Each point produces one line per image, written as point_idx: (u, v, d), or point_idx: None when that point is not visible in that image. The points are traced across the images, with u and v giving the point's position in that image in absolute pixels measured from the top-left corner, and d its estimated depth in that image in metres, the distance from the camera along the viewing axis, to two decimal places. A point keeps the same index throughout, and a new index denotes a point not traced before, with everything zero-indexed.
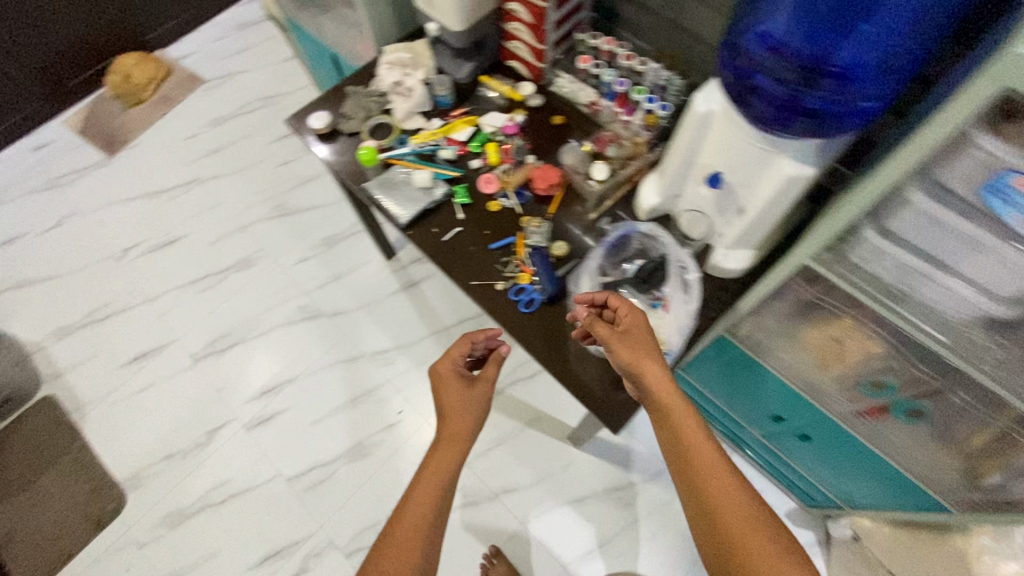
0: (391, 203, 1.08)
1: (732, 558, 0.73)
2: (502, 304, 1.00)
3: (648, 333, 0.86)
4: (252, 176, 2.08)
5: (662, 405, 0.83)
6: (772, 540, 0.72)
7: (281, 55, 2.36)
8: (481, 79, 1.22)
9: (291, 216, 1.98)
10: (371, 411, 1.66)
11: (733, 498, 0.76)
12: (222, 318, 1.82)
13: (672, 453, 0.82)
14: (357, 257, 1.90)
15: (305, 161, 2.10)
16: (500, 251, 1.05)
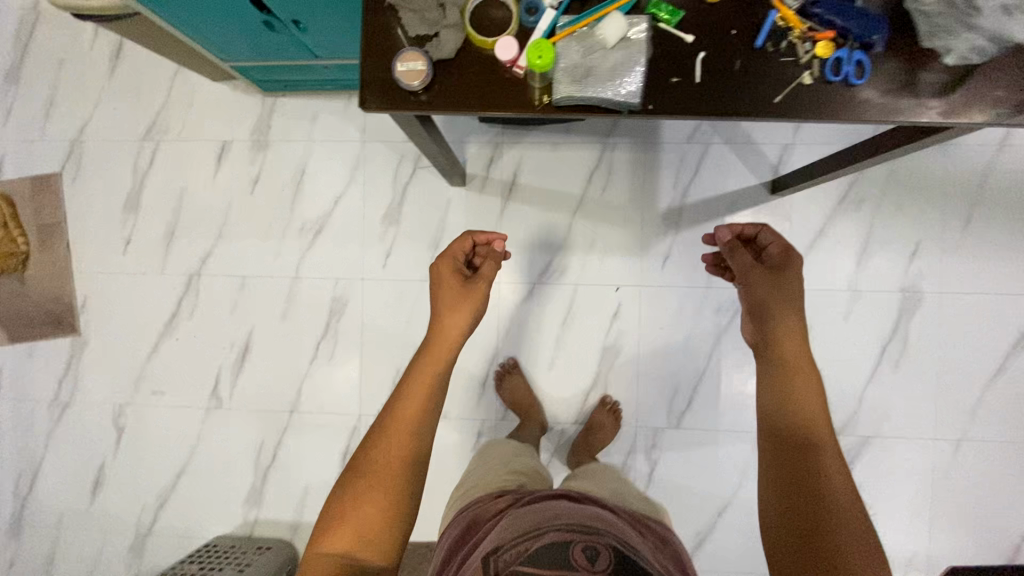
0: (614, 94, 0.75)
1: (805, 523, 0.75)
2: (831, 100, 0.76)
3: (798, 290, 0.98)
4: (242, 226, 1.60)
5: (792, 389, 0.88)
6: (859, 531, 0.73)
7: (102, 70, 1.63)
8: None
9: (329, 229, 1.58)
10: (588, 320, 1.54)
11: (838, 490, 0.77)
12: (376, 366, 1.58)
13: (798, 450, 0.82)
14: (433, 204, 1.56)
15: (274, 163, 1.59)
16: (773, 44, 0.76)
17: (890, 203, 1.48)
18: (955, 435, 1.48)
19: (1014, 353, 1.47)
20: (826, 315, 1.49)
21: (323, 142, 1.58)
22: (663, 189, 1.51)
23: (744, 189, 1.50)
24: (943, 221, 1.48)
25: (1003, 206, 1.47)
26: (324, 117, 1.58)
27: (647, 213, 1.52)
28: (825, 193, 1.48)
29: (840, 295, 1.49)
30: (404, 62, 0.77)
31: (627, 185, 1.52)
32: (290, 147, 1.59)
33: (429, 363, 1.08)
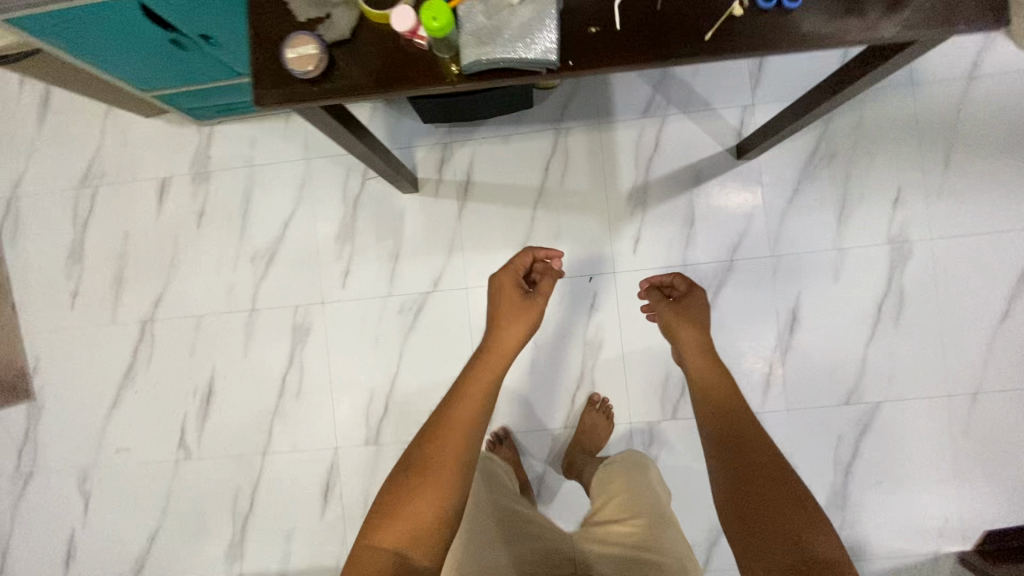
0: (528, 53, 0.68)
1: (779, 525, 0.79)
2: (767, 27, 0.68)
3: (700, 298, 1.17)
4: (192, 263, 1.53)
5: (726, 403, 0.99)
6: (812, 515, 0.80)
7: (30, 122, 1.57)
8: None
9: (281, 255, 1.50)
10: (565, 316, 1.45)
11: (760, 447, 0.90)
12: (348, 393, 1.48)
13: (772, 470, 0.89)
14: (387, 215, 1.48)
15: (217, 194, 1.52)
16: None
17: (864, 153, 1.40)
18: (970, 388, 1.38)
19: (1019, 292, 1.37)
20: (814, 278, 1.40)
21: (265, 166, 1.51)
22: (625, 168, 1.44)
23: (710, 158, 1.42)
24: (921, 165, 1.40)
25: (982, 142, 1.39)
26: (263, 139, 1.51)
27: (612, 196, 1.44)
28: (794, 150, 1.41)
29: (826, 255, 1.40)
30: (293, 48, 0.69)
31: (586, 168, 1.44)
32: (233, 175, 1.52)
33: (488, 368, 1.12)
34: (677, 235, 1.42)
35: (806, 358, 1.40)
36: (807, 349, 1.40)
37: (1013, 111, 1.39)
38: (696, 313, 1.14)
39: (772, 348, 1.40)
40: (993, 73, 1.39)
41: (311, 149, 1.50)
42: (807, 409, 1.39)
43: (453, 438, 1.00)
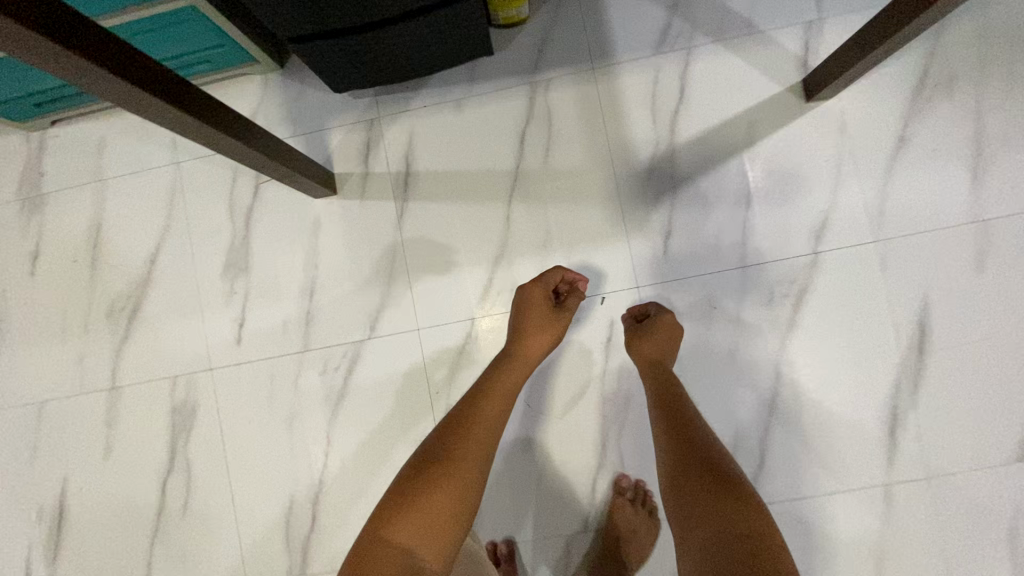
0: None
1: (699, 502, 0.60)
2: None
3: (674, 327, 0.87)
4: (25, 327, 1.06)
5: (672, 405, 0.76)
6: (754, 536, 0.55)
7: None
8: None
9: (148, 304, 1.03)
10: (569, 359, 0.96)
11: (704, 449, 0.67)
12: (256, 501, 1.00)
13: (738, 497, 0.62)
14: (295, 234, 1.01)
15: (56, 225, 1.06)
16: None
17: (999, 72, 0.92)
18: None
19: None
20: (945, 268, 0.91)
21: (119, 179, 1.05)
22: (638, 131, 0.96)
23: (764, 102, 0.94)
24: None
25: None
26: (114, 141, 1.05)
27: (622, 173, 0.96)
28: (891, 80, 0.93)
29: (959, 232, 0.91)
30: None
31: (580, 136, 0.97)
32: (75, 197, 1.06)
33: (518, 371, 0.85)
34: (727, 222, 0.94)
35: (947, 392, 0.90)
36: (948, 379, 0.90)
37: None
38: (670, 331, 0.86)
39: (893, 382, 0.91)
40: None
41: (182, 149, 1.04)
42: (960, 474, 0.89)
43: (482, 432, 0.75)
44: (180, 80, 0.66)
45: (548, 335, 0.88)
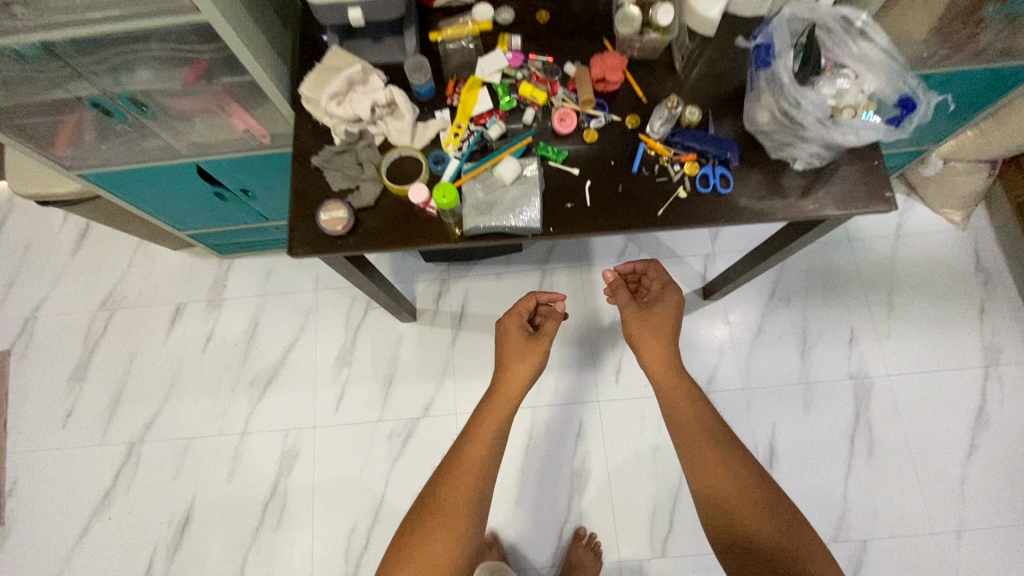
0: (516, 221, 0.84)
1: (761, 528, 0.78)
2: (706, 209, 0.85)
3: (667, 309, 0.99)
4: (191, 386, 1.58)
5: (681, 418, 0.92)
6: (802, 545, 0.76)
7: (65, 251, 1.72)
8: (433, 39, 0.95)
9: (280, 378, 1.57)
10: (551, 444, 1.48)
11: (741, 471, 0.84)
12: (330, 523, 1.45)
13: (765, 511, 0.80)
14: (384, 344, 1.58)
15: (227, 320, 1.63)
16: (647, 168, 0.87)
17: (817, 297, 1.56)
18: (952, 526, 1.39)
19: (980, 429, 1.46)
20: (786, 410, 1.48)
21: (276, 295, 1.64)
22: (605, 305, 1.58)
23: None
24: (870, 308, 1.55)
25: (920, 289, 1.56)
26: (278, 272, 1.66)
27: (594, 330, 1.57)
28: (755, 293, 1.57)
29: (795, 389, 1.49)
30: (327, 212, 0.85)
31: (569, 304, 1.59)
32: (244, 303, 1.64)
33: (503, 398, 0.99)
34: None
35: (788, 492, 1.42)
36: (789, 483, 1.43)
37: (943, 265, 1.58)
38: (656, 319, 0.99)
39: None
40: (916, 233, 1.61)
41: (321, 282, 1.65)
42: None
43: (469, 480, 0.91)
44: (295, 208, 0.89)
45: (533, 357, 1.03)
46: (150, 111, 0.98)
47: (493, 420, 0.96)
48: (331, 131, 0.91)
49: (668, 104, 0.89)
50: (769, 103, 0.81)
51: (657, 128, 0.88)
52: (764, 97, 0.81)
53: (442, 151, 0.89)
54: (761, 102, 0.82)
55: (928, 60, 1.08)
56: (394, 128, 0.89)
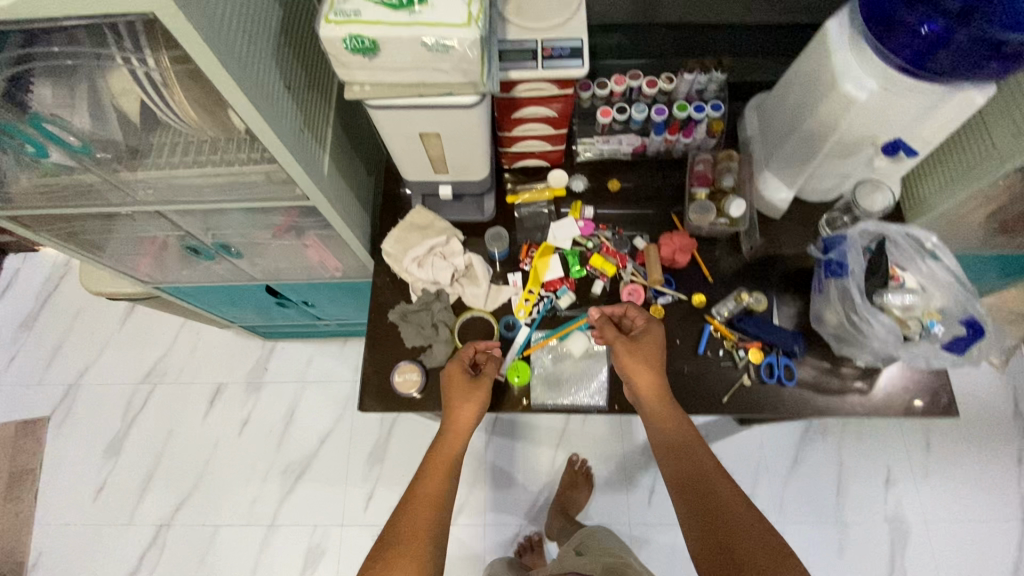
0: (584, 399, 0.86)
1: None
2: (769, 399, 0.87)
3: (656, 341, 0.82)
4: (224, 470, 1.59)
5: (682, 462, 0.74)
6: None
7: (112, 321, 1.76)
8: (509, 201, 1.01)
9: (312, 471, 1.57)
10: None
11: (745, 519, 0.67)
12: None
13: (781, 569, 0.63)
14: (417, 443, 1.59)
15: (265, 405, 1.65)
16: (712, 351, 0.90)
17: (853, 430, 1.56)
18: None
19: None
20: (818, 549, 1.46)
21: (315, 384, 1.67)
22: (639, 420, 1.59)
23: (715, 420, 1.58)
24: (906, 446, 1.54)
25: (957, 429, 1.55)
26: (318, 359, 1.69)
27: (626, 445, 1.57)
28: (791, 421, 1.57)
29: (828, 526, 1.47)
30: (401, 373, 0.89)
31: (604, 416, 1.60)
32: (284, 389, 1.66)
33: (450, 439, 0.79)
34: None
35: None
36: None
37: (981, 406, 1.57)
38: (647, 351, 0.81)
39: None
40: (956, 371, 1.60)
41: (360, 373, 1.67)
42: None
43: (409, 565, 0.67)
44: (369, 347, 0.93)
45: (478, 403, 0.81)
46: (236, 250, 0.98)
47: (438, 475, 0.76)
48: (409, 286, 0.96)
49: (736, 291, 0.92)
50: (835, 309, 0.84)
51: (725, 309, 0.91)
52: (831, 302, 0.85)
53: (514, 317, 0.93)
54: (829, 305, 0.85)
55: (981, 240, 1.11)
56: (470, 292, 0.94)
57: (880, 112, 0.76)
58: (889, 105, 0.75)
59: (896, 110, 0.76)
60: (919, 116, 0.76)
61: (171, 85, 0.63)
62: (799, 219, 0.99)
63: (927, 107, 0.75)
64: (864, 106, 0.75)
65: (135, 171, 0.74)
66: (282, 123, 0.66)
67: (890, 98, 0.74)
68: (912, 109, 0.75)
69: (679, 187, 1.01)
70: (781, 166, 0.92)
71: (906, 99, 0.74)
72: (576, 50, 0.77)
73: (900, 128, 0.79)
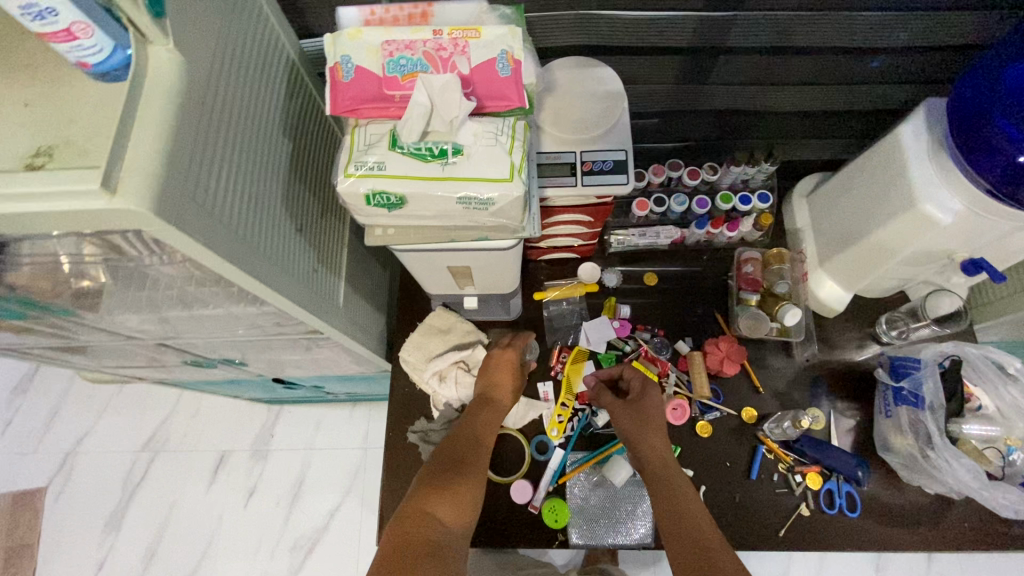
0: (626, 537, 0.79)
1: None
2: (830, 533, 0.79)
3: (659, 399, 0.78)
4: (229, 545, 1.51)
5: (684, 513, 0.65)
6: None
7: (110, 385, 1.68)
8: (536, 299, 0.92)
9: (323, 547, 1.50)
10: None
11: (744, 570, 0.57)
12: None
13: None
14: None
15: (272, 474, 1.57)
16: (765, 475, 0.82)
17: None
18: None
19: None
20: None
21: (324, 451, 1.59)
22: None
23: None
24: None
25: None
26: (327, 424, 1.61)
27: None
28: None
29: None
30: None
31: None
32: (290, 457, 1.59)
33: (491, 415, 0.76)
34: None
35: None
36: None
37: None
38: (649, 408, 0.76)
39: None
40: None
41: (370, 440, 1.60)
42: None
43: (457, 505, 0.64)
44: (386, 473, 0.85)
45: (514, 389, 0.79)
46: (241, 360, 0.89)
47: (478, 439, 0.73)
48: (429, 401, 0.87)
49: (789, 405, 0.84)
50: (905, 437, 0.76)
51: (778, 424, 0.83)
52: (899, 426, 0.78)
53: (546, 437, 0.84)
54: (897, 430, 0.78)
55: None
56: None
57: (963, 231, 0.68)
58: (976, 226, 0.67)
59: (982, 231, 0.67)
60: (1008, 235, 0.68)
61: (177, 268, 0.55)
62: (855, 317, 0.91)
63: (1020, 228, 0.66)
64: (947, 227, 0.67)
65: (125, 317, 0.65)
66: (292, 273, 0.57)
67: (978, 220, 0.66)
68: (1001, 230, 0.67)
69: (722, 282, 0.93)
70: (838, 269, 0.83)
71: (998, 223, 0.65)
72: (621, 164, 0.69)
73: (984, 244, 0.70)
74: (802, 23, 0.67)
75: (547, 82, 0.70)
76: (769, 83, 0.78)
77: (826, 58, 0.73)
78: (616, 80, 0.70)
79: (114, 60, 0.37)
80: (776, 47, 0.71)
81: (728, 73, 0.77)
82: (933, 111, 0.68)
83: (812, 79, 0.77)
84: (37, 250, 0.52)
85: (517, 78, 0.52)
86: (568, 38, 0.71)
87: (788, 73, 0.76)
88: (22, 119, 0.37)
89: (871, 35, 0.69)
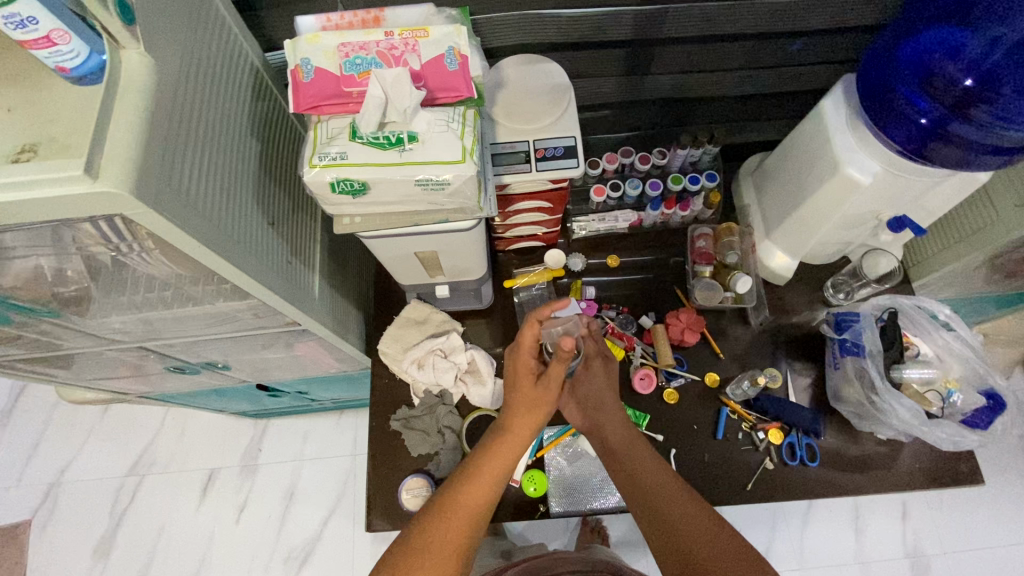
0: (604, 503, 0.83)
1: None
2: (793, 482, 0.84)
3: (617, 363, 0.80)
4: (222, 562, 1.51)
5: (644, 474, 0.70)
6: None
7: (93, 411, 1.67)
8: (507, 286, 0.97)
9: (317, 556, 1.50)
10: None
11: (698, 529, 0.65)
12: None
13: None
14: None
15: (261, 488, 1.58)
16: (731, 435, 0.87)
17: None
18: None
19: None
20: None
21: (314, 462, 1.60)
22: None
23: None
24: None
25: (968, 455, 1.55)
26: (315, 435, 1.63)
27: None
28: None
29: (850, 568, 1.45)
30: (409, 490, 0.84)
31: None
32: (280, 469, 1.60)
33: (496, 459, 0.67)
34: None
35: None
36: None
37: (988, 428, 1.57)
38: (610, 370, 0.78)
39: None
40: None
41: (359, 446, 1.62)
42: None
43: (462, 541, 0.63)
44: (372, 461, 0.88)
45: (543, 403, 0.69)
46: (222, 363, 0.92)
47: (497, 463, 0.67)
48: (410, 390, 0.91)
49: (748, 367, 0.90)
50: (854, 387, 0.82)
51: (740, 386, 0.89)
52: (848, 378, 0.83)
53: None
54: (847, 381, 0.84)
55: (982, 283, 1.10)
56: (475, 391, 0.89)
57: (884, 191, 0.74)
58: (893, 185, 0.73)
59: (900, 189, 0.74)
60: (924, 192, 0.74)
61: (156, 262, 0.58)
62: (804, 283, 0.97)
63: (932, 185, 0.73)
64: (868, 187, 0.73)
65: (108, 317, 0.68)
66: (268, 265, 0.61)
67: (894, 179, 0.72)
68: (916, 187, 0.74)
69: (681, 259, 0.99)
70: (783, 238, 0.89)
71: (911, 180, 0.72)
72: (570, 149, 0.75)
73: (904, 203, 0.77)
74: (725, 13, 0.74)
75: (499, 78, 0.75)
76: (704, 71, 0.85)
77: (750, 45, 0.80)
78: (563, 73, 0.76)
79: (90, 63, 0.41)
80: (705, 36, 0.78)
81: (666, 63, 0.83)
82: (849, 85, 0.75)
83: (742, 65, 0.84)
84: (22, 252, 0.55)
85: (464, 70, 0.57)
86: (516, 38, 0.77)
87: (720, 60, 0.83)
88: (6, 122, 0.41)
89: (789, 20, 0.76)
